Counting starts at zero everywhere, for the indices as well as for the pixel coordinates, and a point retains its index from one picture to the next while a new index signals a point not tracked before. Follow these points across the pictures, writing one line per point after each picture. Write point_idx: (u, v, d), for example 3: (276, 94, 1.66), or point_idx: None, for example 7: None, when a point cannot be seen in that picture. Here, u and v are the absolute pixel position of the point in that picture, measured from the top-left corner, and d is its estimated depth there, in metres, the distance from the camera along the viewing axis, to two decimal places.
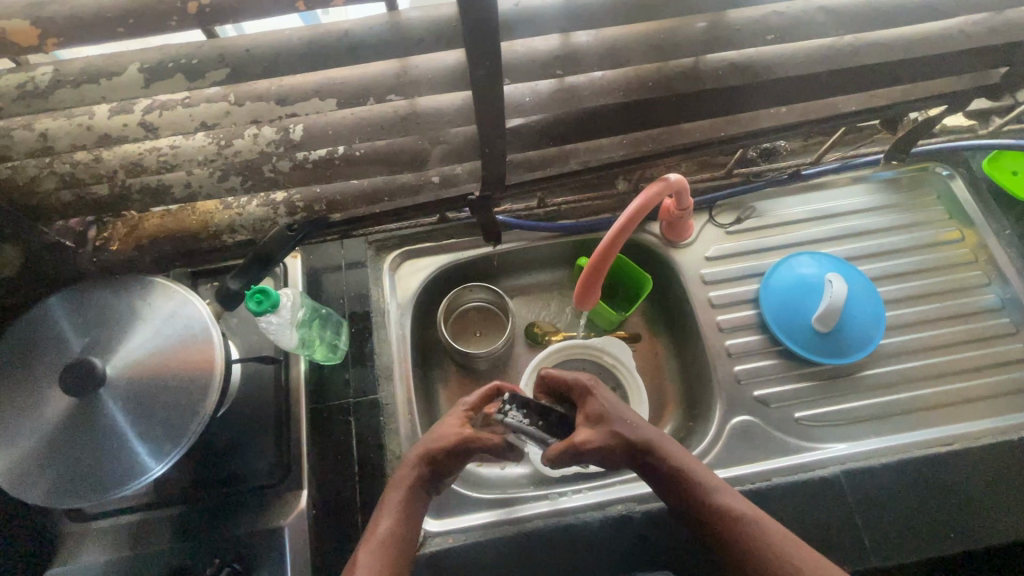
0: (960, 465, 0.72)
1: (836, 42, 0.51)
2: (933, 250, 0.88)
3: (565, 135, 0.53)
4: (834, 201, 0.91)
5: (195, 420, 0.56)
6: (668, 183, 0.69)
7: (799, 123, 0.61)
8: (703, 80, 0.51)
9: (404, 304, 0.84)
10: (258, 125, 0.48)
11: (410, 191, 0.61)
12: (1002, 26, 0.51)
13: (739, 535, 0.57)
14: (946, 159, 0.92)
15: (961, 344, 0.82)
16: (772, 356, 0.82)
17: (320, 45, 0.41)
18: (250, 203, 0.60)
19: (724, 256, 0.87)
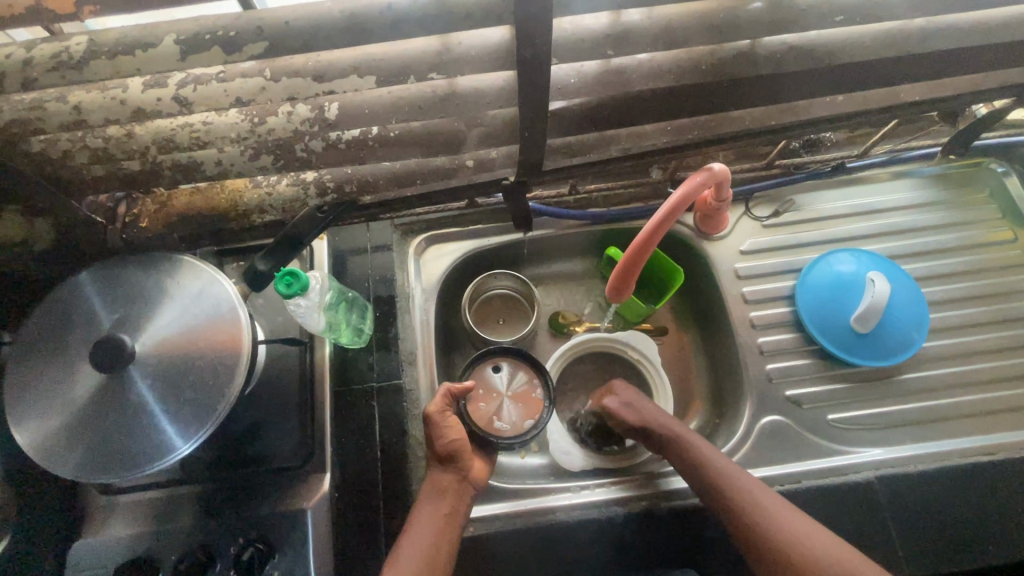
0: (1002, 477, 0.69)
1: (906, 26, 0.47)
2: (982, 251, 0.84)
3: (608, 120, 0.51)
4: (878, 196, 0.87)
5: (224, 400, 0.55)
6: (711, 174, 0.67)
7: (856, 113, 0.58)
8: (759, 64, 0.48)
9: (429, 289, 0.83)
10: (292, 103, 0.47)
11: (443, 174, 0.59)
12: None
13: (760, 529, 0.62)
14: (1001, 154, 0.87)
15: (1008, 350, 0.79)
16: (806, 355, 0.79)
17: (362, 19, 0.39)
18: (280, 182, 0.59)
19: (759, 250, 0.84)
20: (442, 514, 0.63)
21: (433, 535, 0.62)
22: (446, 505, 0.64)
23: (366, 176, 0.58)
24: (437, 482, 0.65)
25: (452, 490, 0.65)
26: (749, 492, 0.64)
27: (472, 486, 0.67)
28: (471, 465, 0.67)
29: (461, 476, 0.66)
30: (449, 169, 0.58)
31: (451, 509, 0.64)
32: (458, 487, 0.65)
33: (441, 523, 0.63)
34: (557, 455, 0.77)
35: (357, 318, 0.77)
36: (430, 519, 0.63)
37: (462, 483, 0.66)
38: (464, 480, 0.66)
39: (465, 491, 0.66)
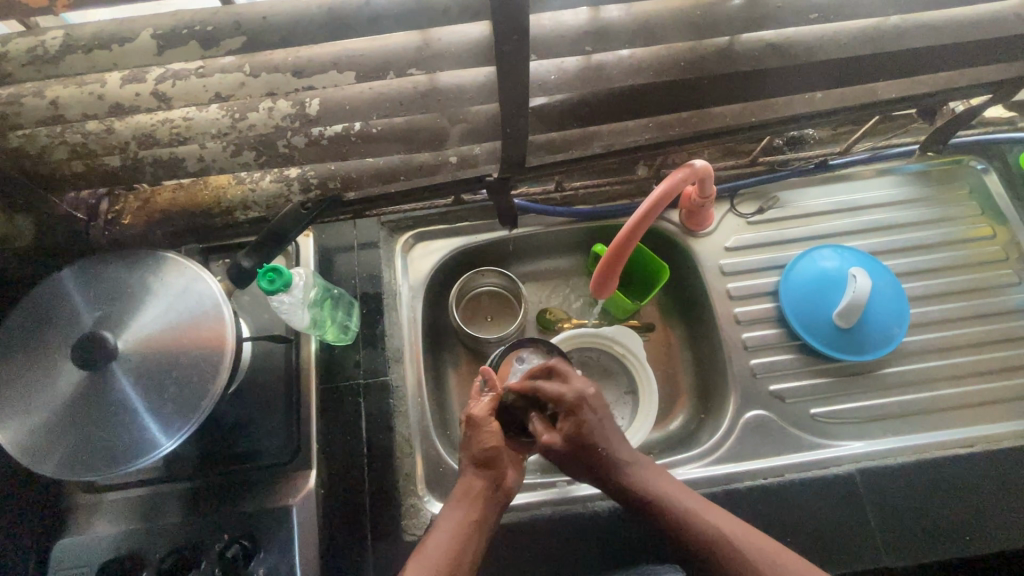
0: (981, 468, 0.70)
1: (881, 23, 0.48)
2: (962, 247, 0.85)
3: (589, 116, 0.51)
4: (860, 193, 0.88)
5: (207, 396, 0.55)
6: (693, 170, 0.67)
7: (835, 110, 0.58)
8: (737, 61, 0.49)
9: (416, 286, 0.83)
10: (273, 98, 0.47)
11: (427, 171, 0.59)
12: None
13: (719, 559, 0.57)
14: (980, 152, 0.89)
15: (987, 344, 0.80)
16: (789, 351, 0.80)
17: (340, 14, 0.39)
18: (263, 179, 0.59)
19: (744, 247, 0.85)
20: (471, 521, 0.58)
21: (460, 543, 0.56)
22: (476, 512, 0.58)
23: (349, 172, 0.58)
24: (471, 486, 0.60)
25: (487, 496, 0.59)
26: (718, 538, 0.58)
27: (503, 497, 0.61)
28: (506, 476, 0.61)
29: (496, 486, 0.60)
30: (432, 165, 0.58)
31: (482, 515, 0.59)
32: (491, 494, 0.60)
33: (470, 531, 0.57)
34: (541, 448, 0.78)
35: (343, 315, 0.77)
36: (460, 526, 0.57)
37: (496, 492, 0.60)
38: (500, 488, 0.61)
39: (496, 502, 0.60)
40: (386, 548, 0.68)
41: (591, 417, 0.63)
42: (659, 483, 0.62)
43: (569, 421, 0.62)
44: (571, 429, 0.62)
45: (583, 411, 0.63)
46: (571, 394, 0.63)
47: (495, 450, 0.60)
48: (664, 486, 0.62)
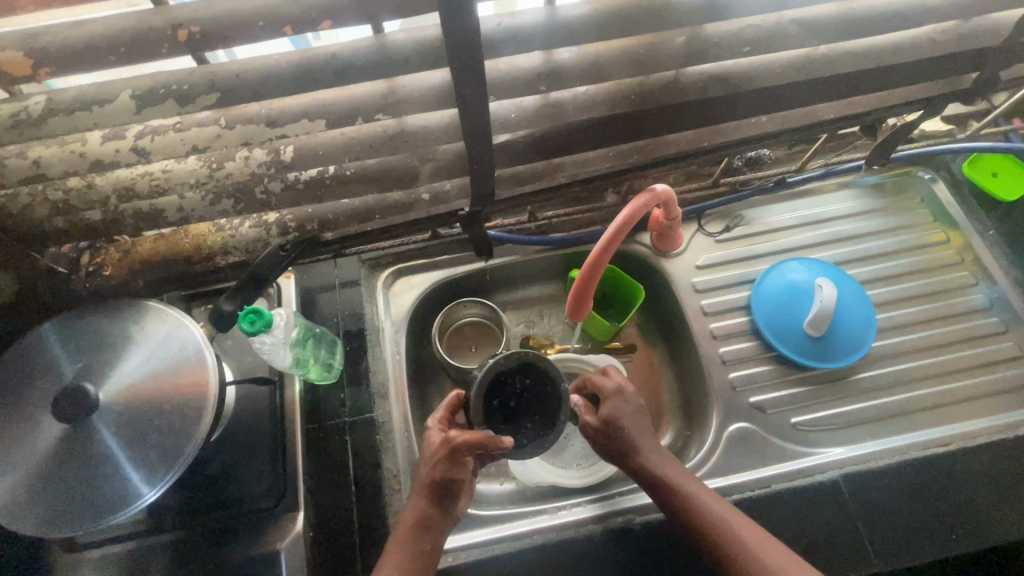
0: (959, 466, 0.72)
1: (809, 53, 0.52)
2: (919, 253, 0.89)
3: (550, 149, 0.55)
4: (819, 208, 0.93)
5: (191, 442, 0.56)
6: (655, 195, 0.67)
7: (780, 131, 0.61)
8: (683, 92, 0.52)
9: (398, 322, 0.85)
10: (249, 147, 0.49)
11: (400, 208, 0.61)
12: (969, 33, 0.52)
13: (715, 543, 0.61)
14: (927, 163, 0.94)
15: (954, 343, 0.82)
16: (766, 362, 0.82)
17: (307, 68, 0.42)
18: (243, 225, 0.61)
19: (714, 265, 0.89)
20: (421, 547, 0.62)
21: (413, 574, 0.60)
22: (427, 541, 0.62)
23: (326, 214, 0.60)
24: (420, 516, 0.63)
25: (431, 524, 0.63)
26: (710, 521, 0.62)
27: (451, 520, 0.65)
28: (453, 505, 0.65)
29: (442, 510, 0.64)
30: (405, 204, 0.60)
31: (430, 543, 0.63)
32: (438, 521, 0.64)
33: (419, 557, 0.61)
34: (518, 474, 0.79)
35: (326, 353, 0.78)
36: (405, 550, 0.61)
37: (443, 515, 0.65)
38: (445, 515, 0.64)
39: (443, 527, 0.64)
40: None
41: (625, 406, 0.69)
42: (670, 470, 0.65)
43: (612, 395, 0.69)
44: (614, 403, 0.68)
45: (620, 399, 0.69)
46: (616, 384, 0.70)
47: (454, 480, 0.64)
48: (684, 481, 0.65)
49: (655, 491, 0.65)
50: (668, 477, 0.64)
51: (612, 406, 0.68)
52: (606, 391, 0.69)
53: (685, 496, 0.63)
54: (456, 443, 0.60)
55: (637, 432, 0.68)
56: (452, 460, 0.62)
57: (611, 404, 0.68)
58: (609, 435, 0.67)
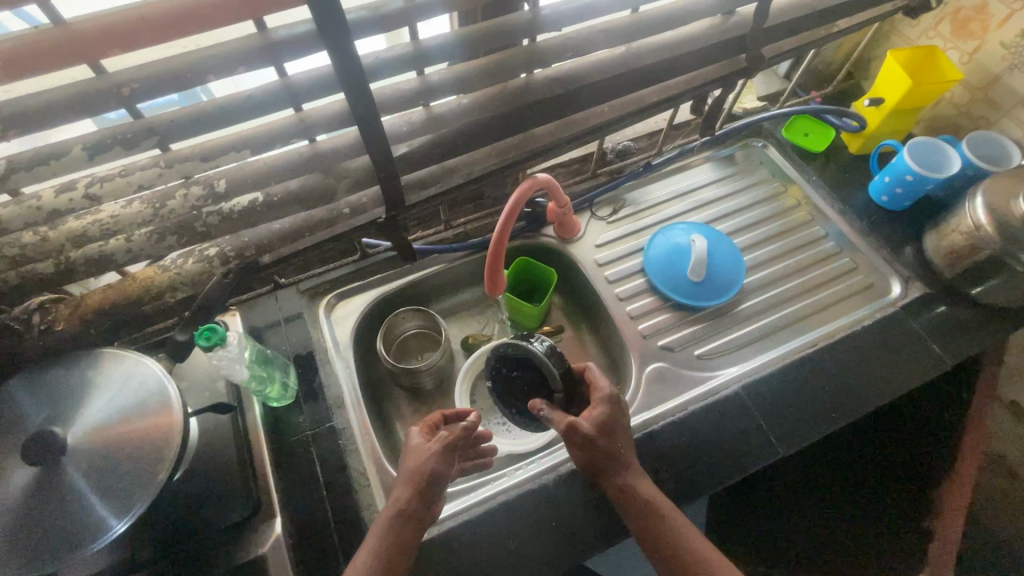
0: (827, 359, 0.88)
1: (618, 53, 0.69)
2: (768, 204, 1.09)
3: (441, 153, 0.68)
4: (686, 182, 1.12)
5: (162, 464, 0.61)
6: (536, 181, 0.79)
7: (621, 116, 0.78)
8: (533, 93, 0.68)
9: (344, 340, 0.93)
10: (186, 186, 0.59)
11: (326, 224, 0.71)
12: (728, 26, 0.72)
13: (671, 549, 0.68)
14: (759, 134, 1.16)
15: (808, 268, 1.01)
16: (666, 312, 0.97)
17: (230, 107, 0.52)
18: (187, 261, 0.69)
19: (610, 241, 1.04)
20: (401, 539, 0.66)
21: (388, 563, 0.64)
22: (408, 533, 0.67)
23: (261, 239, 0.69)
24: (402, 508, 0.68)
25: (413, 518, 0.68)
26: (677, 533, 0.68)
27: (428, 520, 0.69)
28: (436, 501, 0.70)
29: (424, 507, 0.69)
30: (329, 219, 0.71)
31: (408, 536, 0.67)
32: (420, 516, 0.68)
33: (397, 552, 0.65)
34: None
35: (280, 372, 0.85)
36: (385, 542, 0.66)
37: (423, 511, 0.69)
38: (427, 510, 0.69)
39: (420, 523, 0.68)
40: None
41: (618, 415, 0.74)
42: (654, 492, 0.71)
43: (599, 407, 0.73)
44: (604, 412, 0.72)
45: (614, 408, 0.74)
46: (610, 394, 0.74)
47: (441, 475, 0.70)
48: (664, 501, 0.71)
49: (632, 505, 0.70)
50: (652, 497, 0.70)
51: (604, 412, 0.73)
52: (603, 397, 0.74)
53: (658, 511, 0.70)
54: (454, 436, 0.72)
55: (626, 448, 0.73)
56: (444, 451, 0.71)
57: (604, 411, 0.73)
58: (596, 443, 0.71)
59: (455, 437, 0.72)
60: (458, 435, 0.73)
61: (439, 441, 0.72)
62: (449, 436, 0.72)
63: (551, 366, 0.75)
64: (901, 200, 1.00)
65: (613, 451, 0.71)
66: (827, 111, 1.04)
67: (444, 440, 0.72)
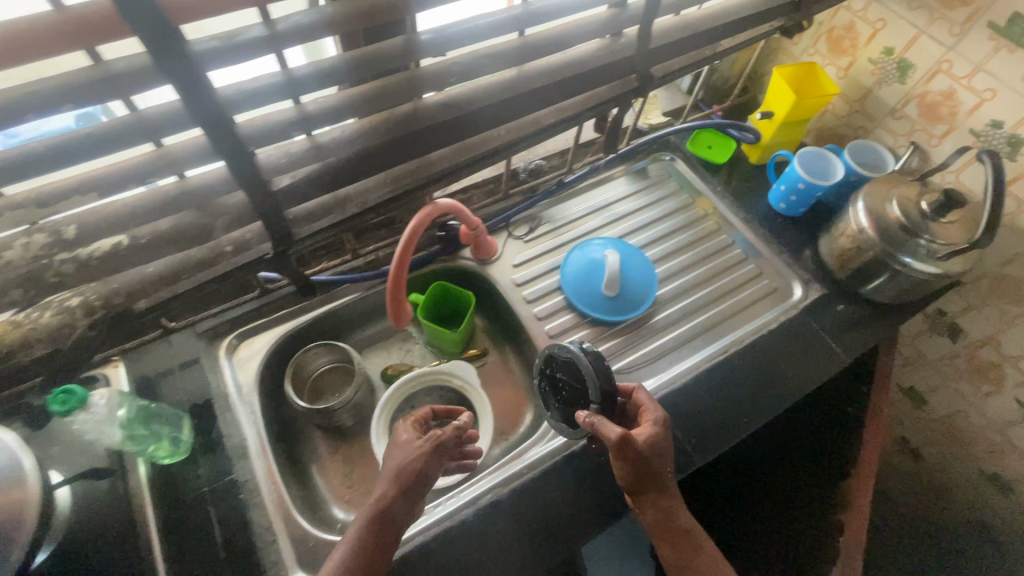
0: (738, 365, 0.91)
1: (508, 77, 0.69)
2: (679, 215, 1.12)
3: (328, 184, 0.65)
4: (600, 197, 1.13)
5: (14, 542, 0.56)
6: (436, 207, 0.76)
7: (521, 138, 0.78)
8: (423, 120, 0.66)
9: (248, 383, 0.86)
10: (28, 233, 0.53)
11: (206, 264, 0.66)
12: (616, 48, 0.74)
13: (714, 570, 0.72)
14: (666, 148, 1.20)
15: (718, 275, 1.04)
16: (585, 328, 0.97)
17: (65, 146, 0.47)
18: (42, 315, 0.60)
19: (527, 260, 1.03)
20: (381, 541, 0.64)
21: (364, 567, 0.62)
22: (388, 534, 0.65)
23: (131, 284, 0.63)
24: (382, 509, 0.65)
25: (393, 517, 0.65)
26: (712, 560, 0.73)
27: (410, 520, 0.67)
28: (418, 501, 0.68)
29: (404, 506, 0.66)
30: (210, 258, 0.66)
31: (384, 540, 0.64)
32: (400, 516, 0.66)
33: (372, 554, 0.63)
34: None
35: (170, 428, 0.77)
36: (366, 545, 0.63)
37: (403, 512, 0.66)
38: (409, 510, 0.67)
39: (400, 524, 0.66)
40: None
41: (665, 437, 0.72)
42: (688, 520, 0.74)
43: (653, 425, 0.72)
44: (654, 432, 0.71)
45: (663, 430, 0.72)
46: (659, 416, 0.74)
47: (427, 473, 0.68)
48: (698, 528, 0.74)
49: (682, 527, 0.73)
50: (689, 526, 0.73)
51: (666, 430, 0.73)
52: (657, 418, 0.73)
53: (696, 539, 0.73)
54: (444, 435, 0.70)
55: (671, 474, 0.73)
56: (433, 450, 0.69)
57: (660, 431, 0.72)
58: (646, 465, 0.69)
59: (450, 433, 0.70)
60: (453, 432, 0.70)
61: (442, 435, 0.70)
62: (440, 434, 0.70)
63: (593, 380, 0.74)
64: (796, 207, 1.06)
65: (658, 472, 0.70)
66: (727, 125, 1.08)
67: (438, 437, 0.70)
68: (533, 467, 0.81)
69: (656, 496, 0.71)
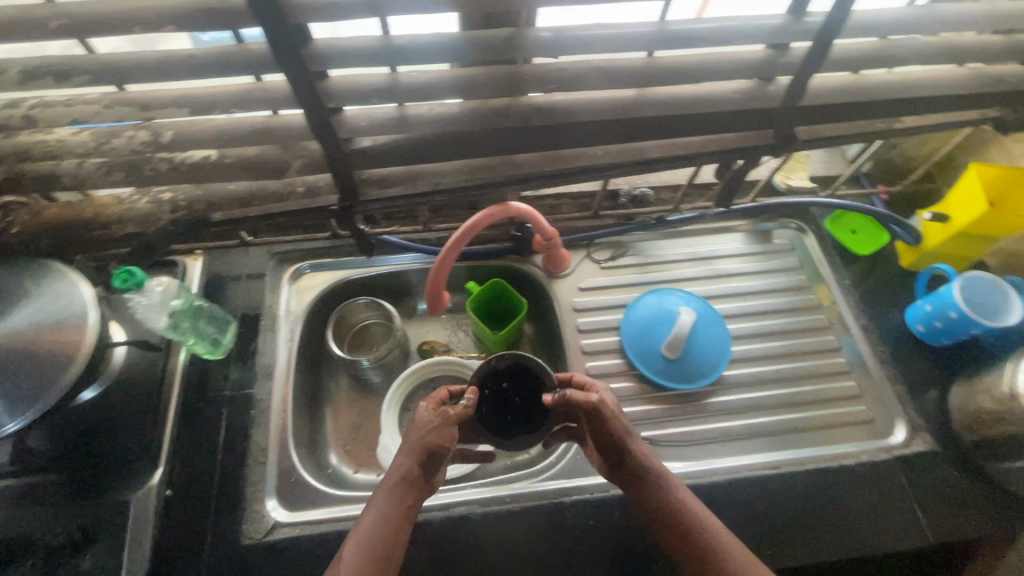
0: (787, 488, 0.77)
1: (620, 97, 0.62)
2: (787, 295, 0.96)
3: (401, 157, 0.63)
4: (703, 247, 1.01)
5: (55, 384, 0.63)
6: (506, 210, 0.73)
7: (619, 163, 0.71)
8: (513, 118, 0.62)
9: (296, 312, 0.91)
10: (134, 129, 0.58)
11: (278, 197, 0.70)
12: (759, 93, 0.63)
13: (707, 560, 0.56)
14: (801, 216, 1.03)
15: (807, 379, 0.88)
16: (629, 380, 0.88)
17: (169, 61, 0.50)
18: (139, 200, 0.69)
19: (595, 288, 0.96)
20: (405, 510, 0.58)
21: (382, 550, 0.55)
22: (411, 501, 0.58)
23: (213, 196, 0.69)
24: (406, 480, 0.59)
25: (416, 489, 0.59)
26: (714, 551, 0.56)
27: (434, 485, 0.62)
28: (437, 471, 0.62)
29: (426, 478, 0.60)
30: (282, 193, 0.69)
31: (411, 506, 0.58)
32: (420, 488, 0.60)
33: (394, 530, 0.56)
34: (380, 455, 0.86)
35: (215, 329, 0.85)
36: (374, 523, 0.56)
37: (427, 482, 0.61)
38: (429, 482, 0.61)
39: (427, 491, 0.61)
40: (221, 550, 0.71)
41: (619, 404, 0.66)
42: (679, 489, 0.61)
43: (605, 389, 0.67)
44: (611, 395, 0.65)
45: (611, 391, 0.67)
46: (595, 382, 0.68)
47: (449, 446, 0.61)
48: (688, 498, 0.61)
49: (655, 495, 0.60)
50: (674, 489, 0.61)
51: (608, 394, 0.66)
52: (585, 383, 0.67)
53: (684, 516, 0.59)
54: (463, 411, 0.61)
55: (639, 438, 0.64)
56: (450, 424, 0.61)
57: (603, 392, 0.66)
58: (611, 419, 0.61)
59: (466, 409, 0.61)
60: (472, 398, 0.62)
61: (451, 410, 0.61)
62: (456, 408, 0.61)
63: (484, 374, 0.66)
64: (938, 334, 0.86)
65: (627, 429, 0.63)
66: (891, 219, 0.89)
67: (450, 411, 0.61)
68: (516, 501, 0.77)
69: (618, 454, 0.62)
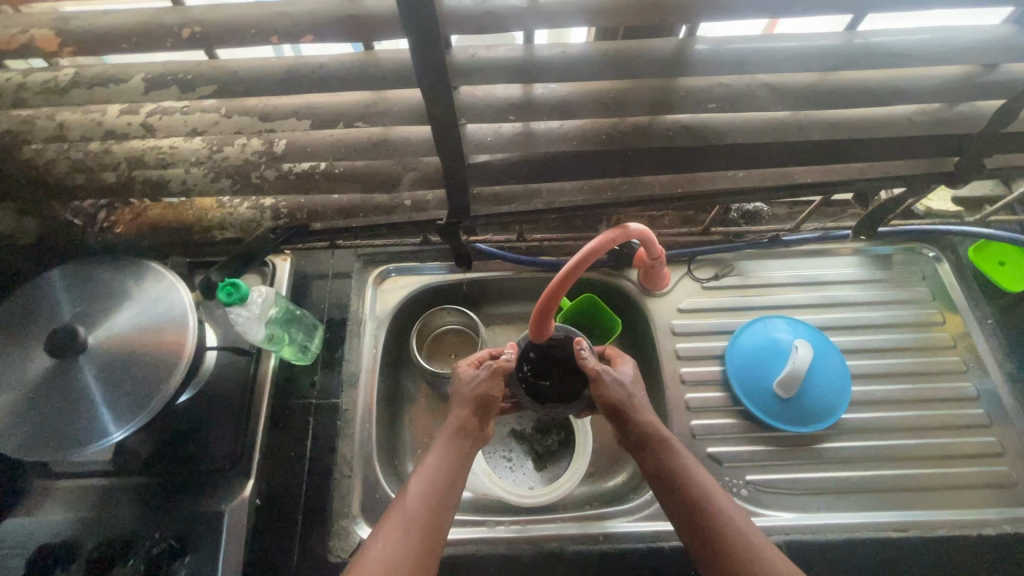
0: (907, 550, 0.71)
1: (779, 118, 0.54)
2: (914, 331, 0.86)
3: (523, 176, 0.57)
4: (817, 270, 0.91)
5: (159, 392, 0.60)
6: (627, 233, 0.66)
7: (758, 187, 0.63)
8: (653, 138, 0.55)
9: (380, 317, 0.88)
10: (247, 138, 0.55)
11: (384, 211, 0.66)
12: (947, 118, 0.54)
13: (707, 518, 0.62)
14: (934, 241, 0.92)
15: (934, 429, 0.80)
16: (732, 416, 0.81)
17: (297, 73, 0.46)
18: (241, 205, 0.67)
19: (696, 310, 0.89)
20: (463, 452, 0.66)
21: (440, 487, 0.64)
22: (467, 447, 0.67)
23: (316, 206, 0.66)
24: (463, 424, 0.68)
25: (472, 435, 0.68)
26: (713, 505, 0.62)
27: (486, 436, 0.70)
28: (489, 422, 0.70)
29: (480, 427, 0.69)
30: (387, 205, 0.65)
31: (468, 450, 0.67)
32: (476, 434, 0.68)
33: (456, 464, 0.65)
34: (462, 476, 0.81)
35: (304, 336, 0.82)
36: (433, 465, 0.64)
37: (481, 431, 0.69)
38: (483, 430, 0.69)
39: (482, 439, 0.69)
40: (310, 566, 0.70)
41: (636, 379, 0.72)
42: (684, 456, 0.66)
43: (625, 362, 0.73)
44: (628, 365, 0.72)
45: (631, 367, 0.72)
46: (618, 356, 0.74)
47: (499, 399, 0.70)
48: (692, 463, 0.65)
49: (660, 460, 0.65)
50: (675, 452, 0.65)
51: (625, 368, 0.72)
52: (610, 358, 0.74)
53: (689, 478, 0.64)
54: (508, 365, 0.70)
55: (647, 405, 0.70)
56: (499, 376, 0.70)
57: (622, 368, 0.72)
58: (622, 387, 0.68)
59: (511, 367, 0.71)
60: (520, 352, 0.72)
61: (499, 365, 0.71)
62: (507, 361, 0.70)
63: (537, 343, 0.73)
64: None
65: (636, 397, 0.69)
66: None
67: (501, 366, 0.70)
68: (611, 540, 0.72)
69: (625, 421, 0.67)
